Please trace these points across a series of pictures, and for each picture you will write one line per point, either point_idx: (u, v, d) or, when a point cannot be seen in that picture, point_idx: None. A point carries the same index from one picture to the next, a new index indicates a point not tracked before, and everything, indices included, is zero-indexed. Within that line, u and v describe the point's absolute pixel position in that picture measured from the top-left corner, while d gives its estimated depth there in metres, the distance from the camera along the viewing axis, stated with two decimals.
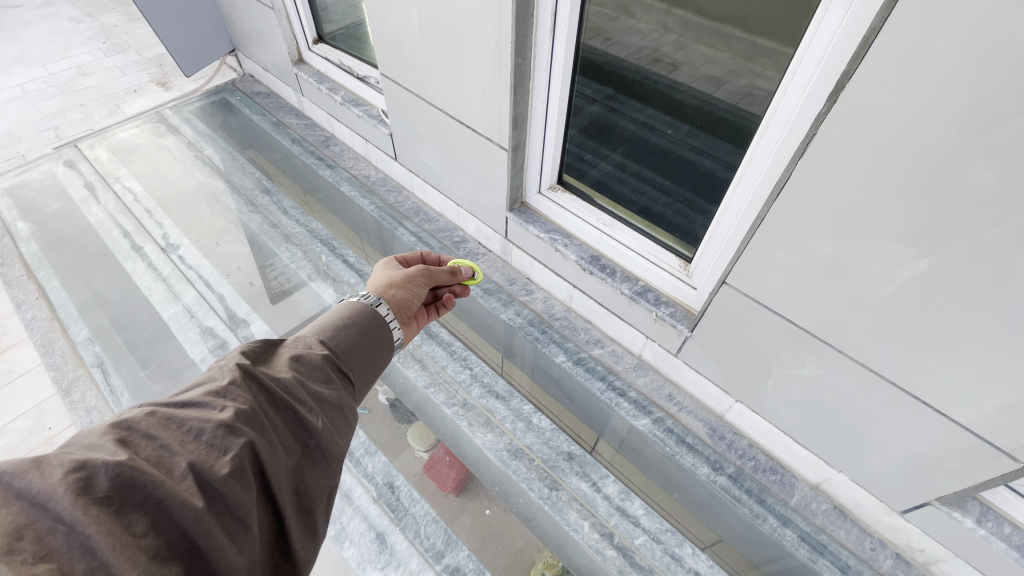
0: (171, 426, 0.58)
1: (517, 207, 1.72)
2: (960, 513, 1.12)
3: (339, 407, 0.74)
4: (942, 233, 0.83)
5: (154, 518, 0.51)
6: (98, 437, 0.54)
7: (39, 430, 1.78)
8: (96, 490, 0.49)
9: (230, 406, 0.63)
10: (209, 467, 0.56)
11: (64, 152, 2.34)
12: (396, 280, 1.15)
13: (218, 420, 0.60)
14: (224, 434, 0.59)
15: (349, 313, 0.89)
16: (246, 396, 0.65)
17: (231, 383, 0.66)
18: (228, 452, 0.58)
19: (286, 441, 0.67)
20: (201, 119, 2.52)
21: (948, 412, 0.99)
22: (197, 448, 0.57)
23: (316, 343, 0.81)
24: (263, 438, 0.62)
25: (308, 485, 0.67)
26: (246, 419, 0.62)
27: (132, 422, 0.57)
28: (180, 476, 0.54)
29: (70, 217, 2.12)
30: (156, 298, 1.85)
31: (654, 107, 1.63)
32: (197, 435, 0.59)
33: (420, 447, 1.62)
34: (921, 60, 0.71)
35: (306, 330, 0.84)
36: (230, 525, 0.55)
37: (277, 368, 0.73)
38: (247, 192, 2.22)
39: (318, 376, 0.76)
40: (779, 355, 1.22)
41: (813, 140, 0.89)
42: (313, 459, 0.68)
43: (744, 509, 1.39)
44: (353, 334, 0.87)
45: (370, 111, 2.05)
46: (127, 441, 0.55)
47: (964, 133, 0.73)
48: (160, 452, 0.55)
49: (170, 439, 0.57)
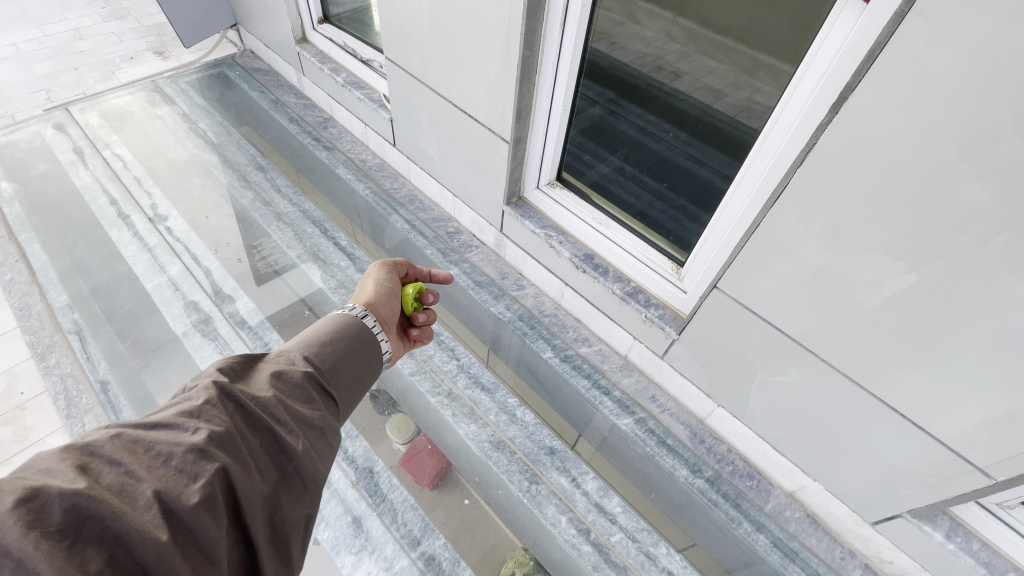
0: (137, 451, 0.55)
1: (514, 201, 1.72)
2: (930, 527, 1.14)
3: (319, 428, 0.73)
4: (932, 248, 0.84)
5: (111, 554, 0.47)
6: (56, 462, 0.50)
7: (11, 395, 1.73)
8: (49, 522, 0.45)
9: (204, 428, 0.60)
10: (177, 494, 0.53)
11: (54, 115, 2.29)
12: (378, 284, 1.17)
13: (189, 444, 0.57)
14: (196, 459, 0.56)
15: (335, 328, 0.89)
16: (222, 418, 0.62)
17: (206, 404, 0.63)
18: (199, 478, 0.55)
19: (263, 465, 0.64)
20: (197, 91, 2.48)
21: (925, 426, 1.02)
22: (165, 474, 0.54)
23: (299, 359, 0.79)
24: (238, 464, 0.60)
25: (282, 514, 0.64)
26: (219, 443, 0.59)
27: (95, 446, 0.53)
28: (144, 505, 0.51)
29: (56, 180, 2.07)
30: (139, 269, 1.81)
31: (654, 113, 1.62)
32: (165, 459, 0.55)
33: (398, 439, 1.54)
34: (924, 76, 0.73)
35: (289, 345, 0.82)
36: (196, 558, 0.52)
37: (257, 386, 0.71)
38: (241, 168, 2.18)
39: (299, 395, 0.74)
40: (764, 361, 1.24)
41: (810, 151, 0.91)
42: (290, 485, 0.66)
43: (719, 512, 1.41)
44: (338, 350, 0.86)
45: (371, 94, 2.03)
46: (88, 466, 0.52)
47: (958, 153, 0.75)
48: (123, 478, 0.52)
49: (135, 465, 0.53)
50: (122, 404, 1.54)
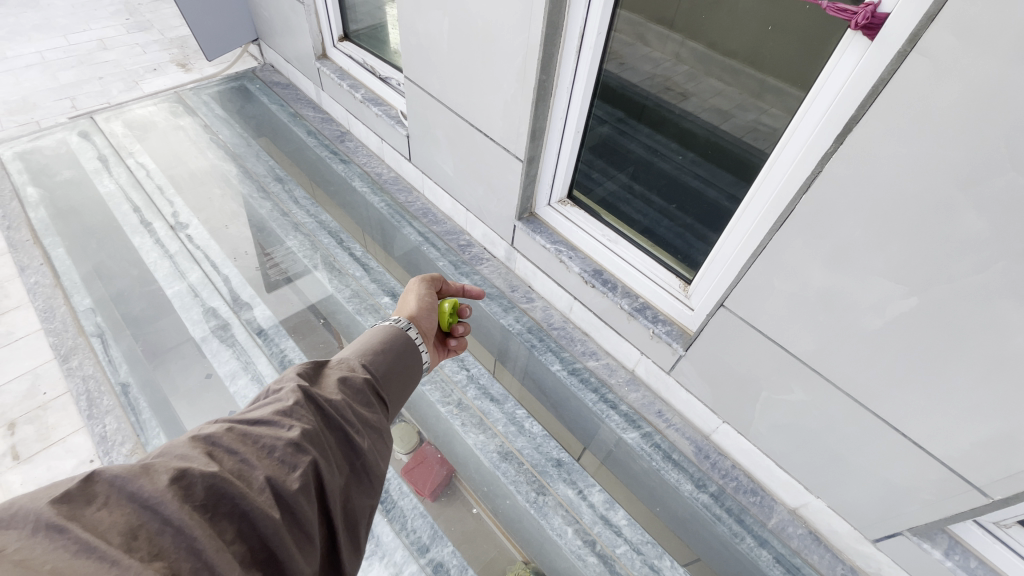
0: (247, 442, 0.60)
1: (526, 216, 1.77)
2: (929, 545, 1.17)
3: (380, 430, 0.77)
4: (932, 273, 0.88)
5: (240, 527, 0.53)
6: (188, 449, 0.56)
7: (32, 395, 1.78)
8: (195, 497, 0.51)
9: (298, 425, 0.64)
10: (282, 482, 0.57)
11: (80, 124, 2.36)
12: (421, 300, 1.20)
13: (289, 438, 0.61)
14: (294, 451, 0.61)
15: (385, 338, 0.92)
16: (309, 417, 0.66)
17: (296, 403, 0.67)
18: (298, 468, 0.59)
19: (339, 460, 0.68)
20: (219, 103, 2.55)
21: (925, 445, 1.05)
22: (271, 464, 0.59)
23: (359, 366, 0.84)
24: (325, 458, 0.64)
25: (353, 504, 0.69)
26: (311, 438, 0.64)
27: (214, 437, 0.58)
28: (259, 489, 0.56)
29: (81, 186, 2.14)
30: (161, 275, 1.87)
31: (665, 133, 1.67)
32: (269, 451, 0.60)
33: (401, 449, 1.56)
34: (925, 110, 0.77)
35: (346, 353, 0.87)
36: (299, 537, 0.57)
37: (328, 389, 0.75)
38: (260, 178, 2.24)
39: (361, 400, 0.78)
40: (769, 379, 1.27)
41: (818, 177, 0.95)
42: (359, 479, 0.70)
43: (723, 527, 1.43)
44: (388, 360, 0.90)
45: (389, 111, 2.10)
46: (212, 454, 0.57)
47: (958, 183, 0.79)
48: (240, 466, 0.57)
49: (248, 454, 0.58)
50: (142, 406, 1.58)
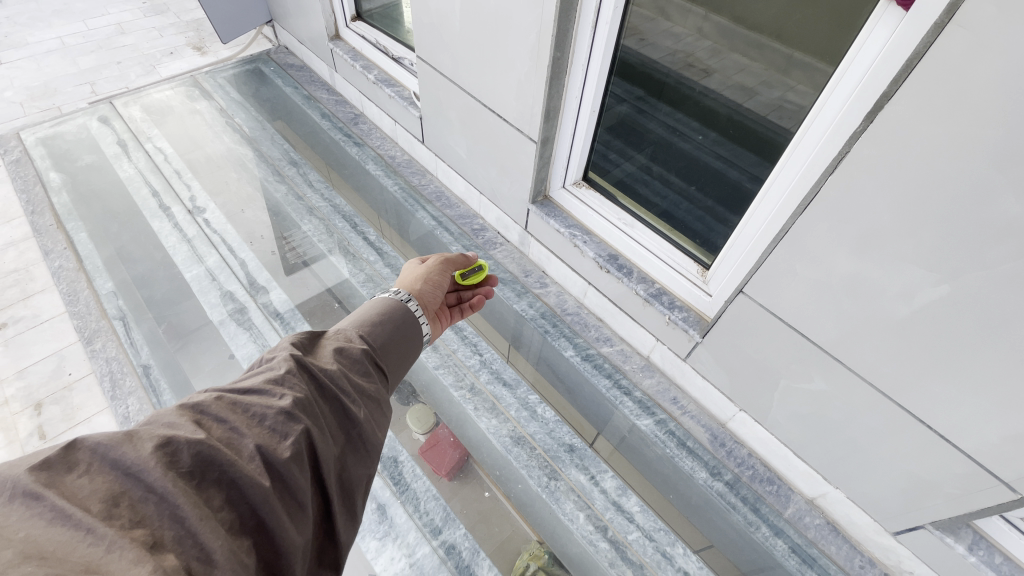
0: (237, 410, 0.60)
1: (540, 200, 1.74)
2: (952, 539, 1.13)
3: (376, 400, 0.77)
4: (965, 260, 0.83)
5: (228, 494, 0.53)
6: (175, 417, 0.56)
7: (59, 375, 1.84)
8: (180, 465, 0.51)
9: (289, 394, 0.64)
10: (274, 450, 0.58)
11: (99, 108, 2.39)
12: (425, 275, 1.20)
13: (279, 407, 0.61)
14: (285, 420, 0.61)
15: (383, 310, 0.93)
16: (302, 385, 0.66)
17: (288, 372, 0.67)
18: (289, 437, 0.60)
19: (334, 430, 0.68)
20: (233, 86, 2.55)
21: (951, 437, 1.01)
22: (262, 432, 0.59)
23: (356, 337, 0.84)
24: (318, 426, 0.64)
25: (350, 473, 0.68)
26: (303, 407, 0.64)
27: (203, 405, 0.59)
28: (248, 456, 0.56)
29: (101, 171, 2.18)
30: (179, 259, 1.90)
31: (685, 112, 1.57)
32: (260, 419, 0.60)
33: (418, 428, 1.59)
34: (963, 89, 0.72)
35: (344, 324, 0.87)
36: (291, 505, 0.57)
37: (323, 359, 0.75)
38: (275, 162, 2.25)
39: (358, 369, 0.78)
40: (788, 367, 1.24)
41: (845, 160, 0.90)
42: (355, 448, 0.70)
43: (738, 515, 1.41)
44: (387, 330, 0.90)
45: (402, 92, 2.07)
46: (201, 422, 0.58)
47: (996, 165, 0.74)
48: (229, 433, 0.57)
49: (238, 422, 0.59)
50: (163, 388, 1.62)
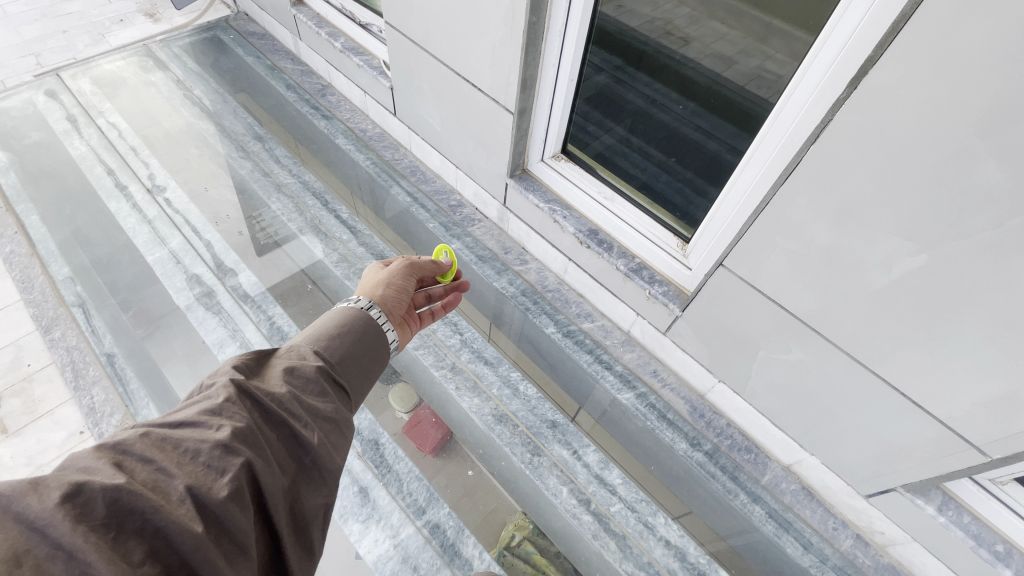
0: (166, 448, 0.57)
1: (518, 173, 1.70)
2: (922, 501, 1.17)
3: (335, 420, 0.74)
4: (943, 229, 0.83)
5: (152, 545, 0.49)
6: (93, 460, 0.52)
7: (18, 365, 1.76)
8: (93, 516, 0.47)
9: (227, 425, 0.61)
10: (208, 489, 0.54)
11: (45, 81, 2.23)
12: (388, 278, 1.16)
13: (215, 440, 0.58)
14: (222, 454, 0.58)
15: (343, 321, 0.89)
16: (243, 414, 0.64)
17: (226, 401, 0.64)
18: (227, 472, 0.57)
19: (282, 459, 0.66)
20: (190, 56, 2.40)
21: (923, 403, 1.03)
22: (194, 469, 0.56)
23: (310, 354, 0.80)
24: (262, 458, 0.61)
25: (304, 504, 0.66)
26: (243, 438, 0.61)
27: (126, 445, 0.55)
28: (178, 500, 0.52)
29: (50, 149, 2.04)
30: (140, 241, 1.79)
31: (664, 82, 1.53)
32: (193, 456, 0.57)
33: (401, 408, 1.57)
34: (950, 50, 0.70)
35: (299, 340, 0.83)
36: (230, 550, 0.54)
37: (271, 382, 0.72)
38: (239, 137, 2.14)
39: (312, 389, 0.75)
40: (767, 339, 1.24)
41: (827, 127, 0.88)
42: (308, 476, 0.67)
43: (717, 484, 1.45)
44: (347, 343, 0.87)
45: (370, 61, 1.97)
46: (122, 464, 0.54)
47: (979, 130, 0.73)
48: (156, 475, 0.54)
49: (166, 462, 0.55)
50: (129, 375, 1.59)
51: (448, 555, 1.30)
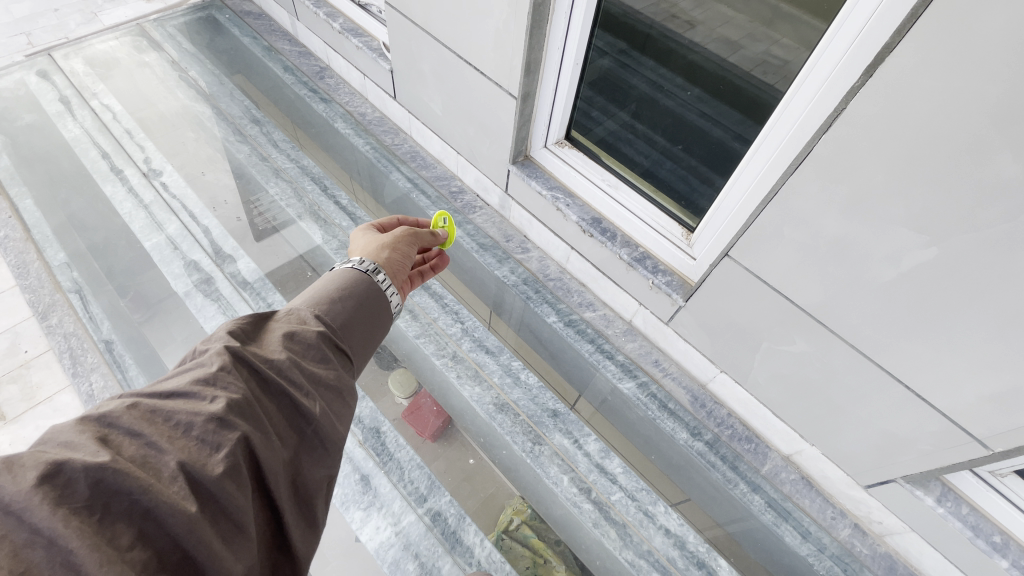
0: (156, 421, 0.55)
1: (520, 160, 1.67)
2: (922, 492, 1.17)
3: (336, 389, 0.73)
4: (954, 221, 0.82)
5: (142, 527, 0.48)
6: (75, 435, 0.51)
7: (15, 352, 1.76)
8: (76, 497, 0.46)
9: (221, 397, 0.60)
10: (203, 465, 0.53)
11: (37, 61, 2.18)
12: (393, 244, 1.14)
13: (208, 413, 0.57)
14: (216, 428, 0.57)
15: (344, 285, 0.88)
16: (238, 384, 0.62)
17: (221, 370, 0.63)
18: (221, 448, 0.56)
19: (282, 430, 0.65)
20: (185, 36, 2.35)
21: (927, 396, 1.03)
22: (187, 445, 0.54)
23: (311, 318, 0.79)
24: (259, 429, 0.60)
25: (306, 476, 0.65)
26: (239, 411, 0.60)
27: (112, 417, 0.54)
28: (170, 477, 0.51)
29: (44, 132, 2.01)
30: (136, 226, 1.76)
31: (670, 67, 1.47)
32: (186, 429, 0.56)
33: (400, 393, 1.58)
34: (970, 38, 0.67)
35: (299, 304, 0.82)
36: (226, 528, 0.53)
37: (269, 349, 0.71)
38: (236, 120, 2.10)
39: (312, 355, 0.74)
40: (771, 331, 1.23)
41: (839, 117, 0.86)
42: (310, 447, 0.67)
43: (717, 473, 1.45)
44: (349, 307, 0.86)
45: (370, 42, 1.92)
46: (108, 439, 0.52)
47: (996, 120, 0.71)
48: (146, 451, 0.53)
49: (156, 436, 0.54)
50: (127, 362, 1.59)
51: (450, 542, 1.31)
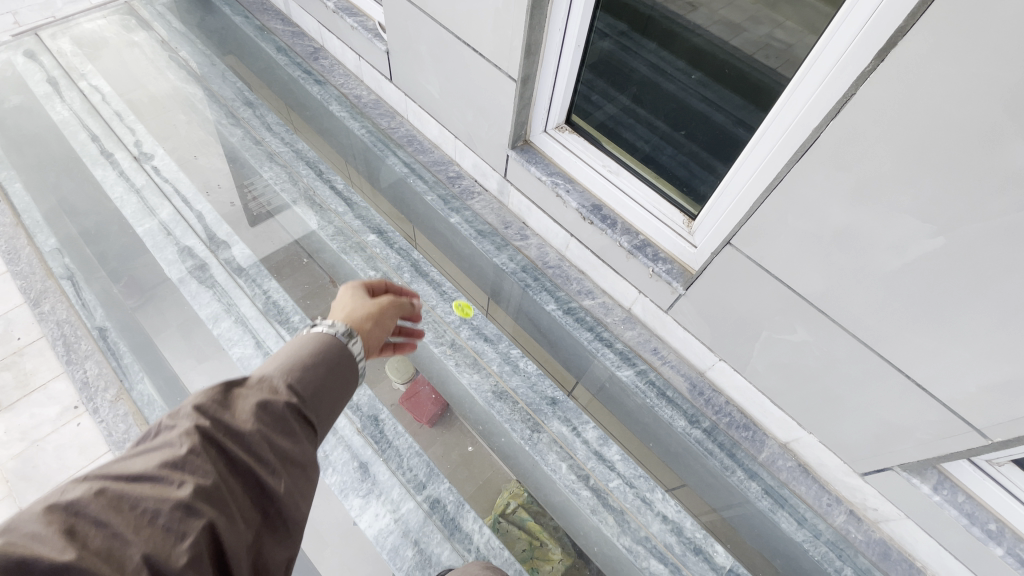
0: (123, 508, 0.52)
1: (519, 145, 1.64)
2: (918, 480, 1.18)
3: (309, 462, 0.67)
4: (962, 211, 0.81)
5: None
6: (41, 524, 0.47)
7: (8, 339, 1.77)
8: None
9: (190, 482, 0.55)
10: (167, 560, 0.50)
11: (22, 40, 2.11)
12: (399, 298, 1.08)
13: (176, 501, 0.53)
14: (184, 516, 0.53)
15: (320, 343, 0.77)
16: (208, 468, 0.58)
17: (190, 453, 0.57)
18: (187, 537, 0.52)
19: (247, 511, 0.60)
20: (175, 15, 2.28)
21: (926, 386, 1.03)
22: (153, 534, 0.51)
23: (284, 386, 0.70)
24: (227, 515, 0.56)
25: (266, 558, 0.61)
26: (208, 496, 0.56)
27: (79, 506, 0.50)
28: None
29: (31, 114, 1.96)
30: (128, 211, 1.73)
31: (671, 49, 1.46)
32: (152, 517, 0.52)
33: (398, 379, 1.56)
34: (986, 21, 0.65)
35: (271, 363, 0.73)
36: None
37: (240, 418, 0.63)
38: (228, 103, 2.06)
39: (285, 427, 0.67)
40: (772, 320, 1.23)
41: (848, 102, 0.84)
42: (274, 527, 0.62)
43: (714, 460, 1.46)
44: (323, 372, 0.75)
45: (365, 22, 1.88)
46: (74, 529, 0.49)
47: (1009, 109, 0.69)
48: (112, 542, 0.49)
49: (122, 527, 0.50)
50: (122, 350, 1.61)
51: (448, 529, 1.31)
